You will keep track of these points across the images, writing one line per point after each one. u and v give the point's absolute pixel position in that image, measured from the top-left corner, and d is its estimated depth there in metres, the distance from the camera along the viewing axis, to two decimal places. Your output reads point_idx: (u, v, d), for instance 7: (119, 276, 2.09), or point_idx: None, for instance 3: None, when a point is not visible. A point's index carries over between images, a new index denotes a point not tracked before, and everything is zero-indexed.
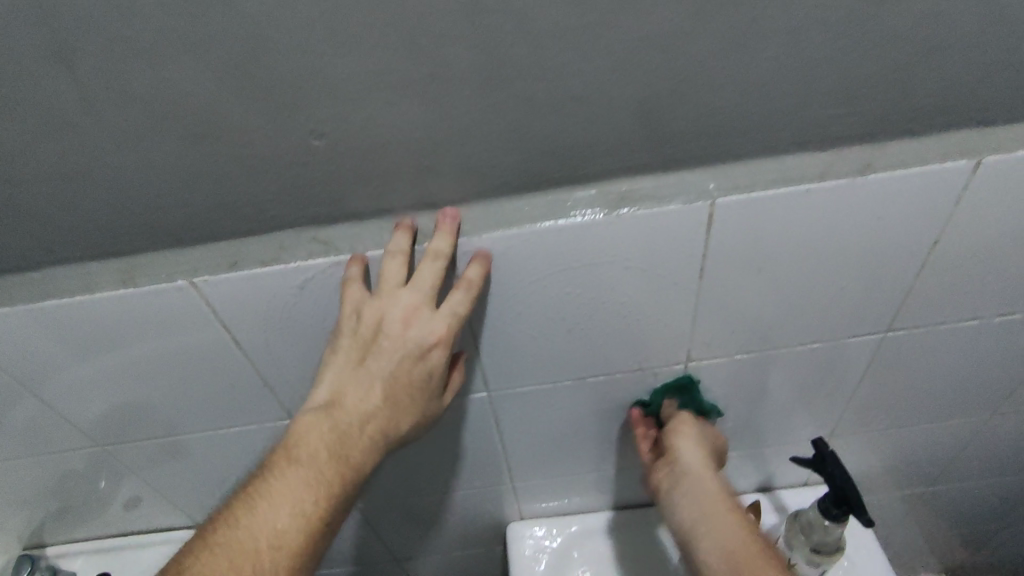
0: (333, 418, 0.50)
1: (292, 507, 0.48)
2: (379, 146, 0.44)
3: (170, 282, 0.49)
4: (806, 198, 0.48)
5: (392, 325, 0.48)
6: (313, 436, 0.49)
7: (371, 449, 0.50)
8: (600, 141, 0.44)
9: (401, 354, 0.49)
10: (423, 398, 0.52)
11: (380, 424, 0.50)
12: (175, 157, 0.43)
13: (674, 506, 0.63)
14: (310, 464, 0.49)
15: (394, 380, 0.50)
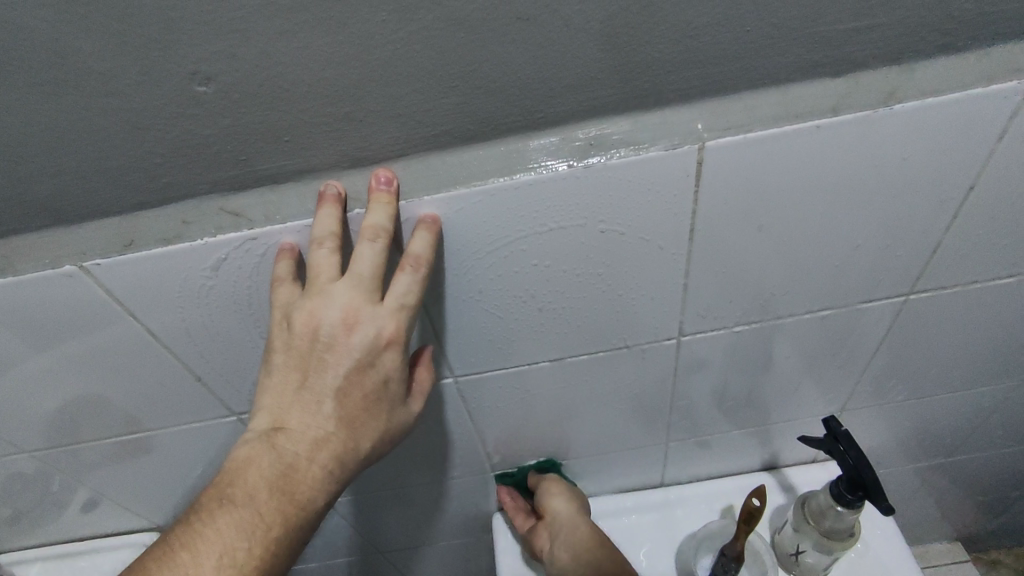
0: (276, 447, 0.42)
1: (224, 558, 0.39)
2: (294, 103, 0.36)
3: (56, 266, 0.42)
4: (814, 137, 0.39)
5: (334, 330, 0.40)
6: (252, 469, 0.41)
7: (324, 478, 0.42)
8: (560, 72, 0.36)
9: (347, 362, 0.41)
10: (383, 409, 0.44)
11: (332, 450, 0.42)
12: (53, 128, 0.35)
13: (554, 556, 0.65)
14: (248, 505, 0.41)
15: (344, 393, 0.42)
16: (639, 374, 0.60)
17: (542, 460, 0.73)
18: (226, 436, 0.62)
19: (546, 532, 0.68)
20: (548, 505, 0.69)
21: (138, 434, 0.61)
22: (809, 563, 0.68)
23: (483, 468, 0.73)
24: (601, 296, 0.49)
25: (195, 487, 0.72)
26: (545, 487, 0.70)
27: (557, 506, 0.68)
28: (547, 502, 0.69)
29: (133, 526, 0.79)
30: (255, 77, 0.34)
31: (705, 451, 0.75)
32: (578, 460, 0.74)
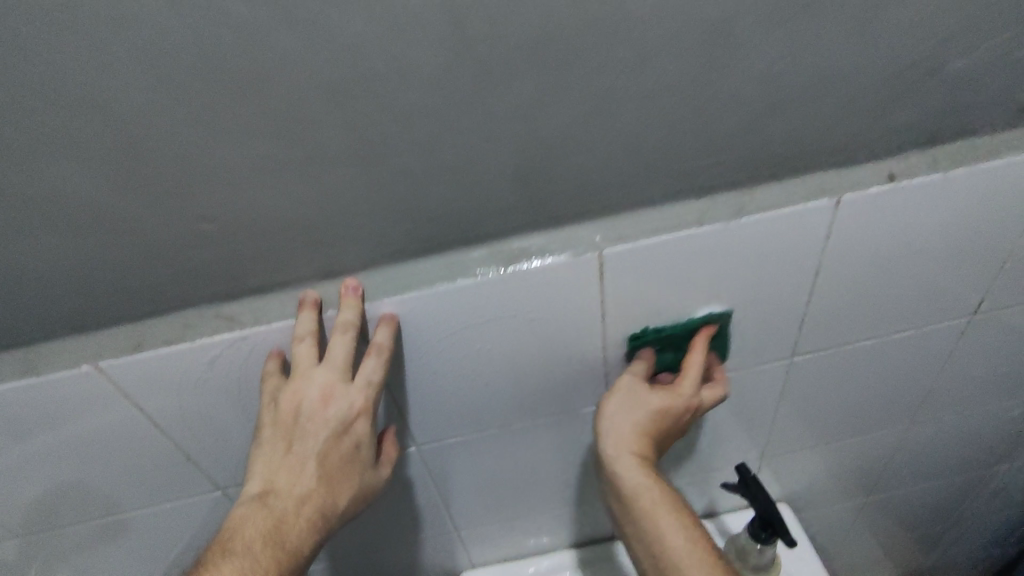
0: (268, 505, 0.49)
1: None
2: (278, 232, 0.46)
3: (74, 367, 0.50)
4: (684, 245, 0.50)
5: (316, 404, 0.49)
6: (249, 525, 0.49)
7: (310, 530, 0.50)
8: (485, 203, 0.47)
9: (325, 431, 0.49)
10: (357, 470, 0.52)
11: (316, 504, 0.50)
12: (84, 258, 0.44)
13: (620, 415, 0.57)
14: (246, 555, 0.48)
15: (324, 457, 0.50)
16: (578, 434, 0.68)
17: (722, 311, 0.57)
18: (209, 511, 0.68)
19: (635, 411, 0.57)
20: (660, 410, 0.56)
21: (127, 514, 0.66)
22: None
23: (446, 528, 0.80)
24: (536, 369, 0.59)
25: (173, 564, 0.76)
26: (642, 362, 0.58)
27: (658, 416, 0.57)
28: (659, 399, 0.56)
29: None
30: (249, 216, 0.44)
31: None
32: (534, 515, 0.81)
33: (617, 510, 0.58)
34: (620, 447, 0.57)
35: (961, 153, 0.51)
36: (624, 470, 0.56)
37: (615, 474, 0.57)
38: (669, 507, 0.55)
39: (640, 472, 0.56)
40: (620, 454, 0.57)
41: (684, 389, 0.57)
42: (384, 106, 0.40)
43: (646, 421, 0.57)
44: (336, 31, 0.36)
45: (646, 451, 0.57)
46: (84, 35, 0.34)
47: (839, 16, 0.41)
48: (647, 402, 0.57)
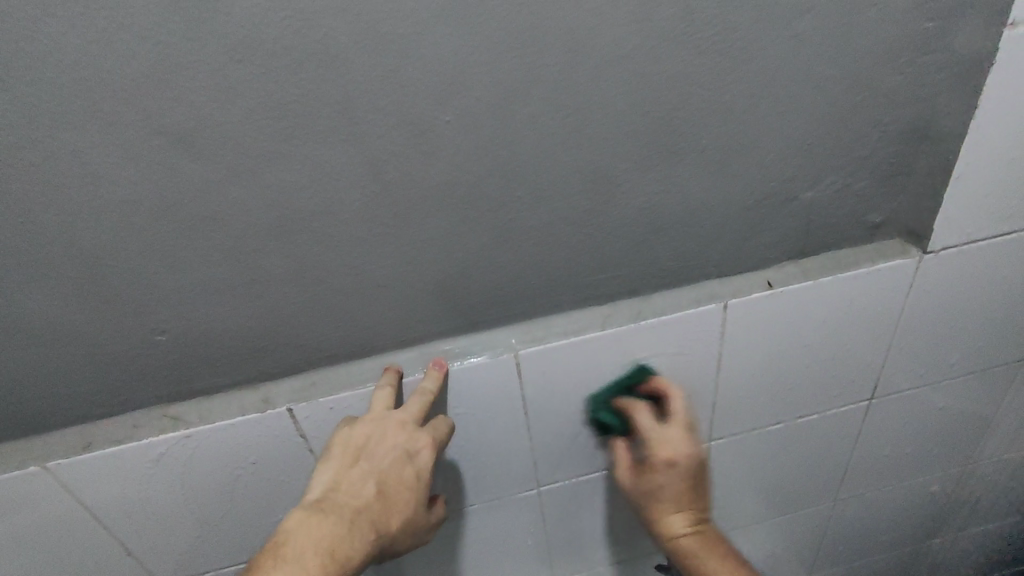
0: (324, 513, 0.48)
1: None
2: (221, 340, 0.51)
3: (24, 468, 0.53)
4: (593, 345, 0.57)
5: (408, 434, 0.52)
6: (301, 532, 0.47)
7: (361, 546, 0.48)
8: (411, 313, 0.53)
9: (394, 456, 0.52)
10: (409, 502, 0.53)
11: (371, 519, 0.50)
12: (40, 365, 0.49)
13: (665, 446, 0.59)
14: (297, 561, 0.45)
15: (382, 480, 0.51)
16: (514, 519, 0.72)
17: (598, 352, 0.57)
18: None
19: (667, 471, 0.60)
20: (675, 460, 0.59)
21: None
22: None
23: None
24: (467, 456, 0.63)
25: None
26: (672, 395, 0.59)
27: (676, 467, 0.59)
28: (659, 440, 0.59)
29: None
30: (196, 327, 0.50)
31: None
32: None
33: (682, 560, 0.62)
34: (668, 506, 0.61)
35: (828, 262, 0.59)
36: (678, 531, 0.62)
37: (668, 533, 0.62)
38: (725, 557, 0.61)
39: (690, 531, 0.62)
40: (666, 516, 0.62)
41: (677, 434, 0.59)
42: (317, 236, 0.47)
43: (682, 467, 0.60)
44: (275, 179, 0.44)
45: (688, 508, 0.62)
46: (57, 185, 0.41)
47: (699, 160, 0.50)
48: (665, 437, 0.59)
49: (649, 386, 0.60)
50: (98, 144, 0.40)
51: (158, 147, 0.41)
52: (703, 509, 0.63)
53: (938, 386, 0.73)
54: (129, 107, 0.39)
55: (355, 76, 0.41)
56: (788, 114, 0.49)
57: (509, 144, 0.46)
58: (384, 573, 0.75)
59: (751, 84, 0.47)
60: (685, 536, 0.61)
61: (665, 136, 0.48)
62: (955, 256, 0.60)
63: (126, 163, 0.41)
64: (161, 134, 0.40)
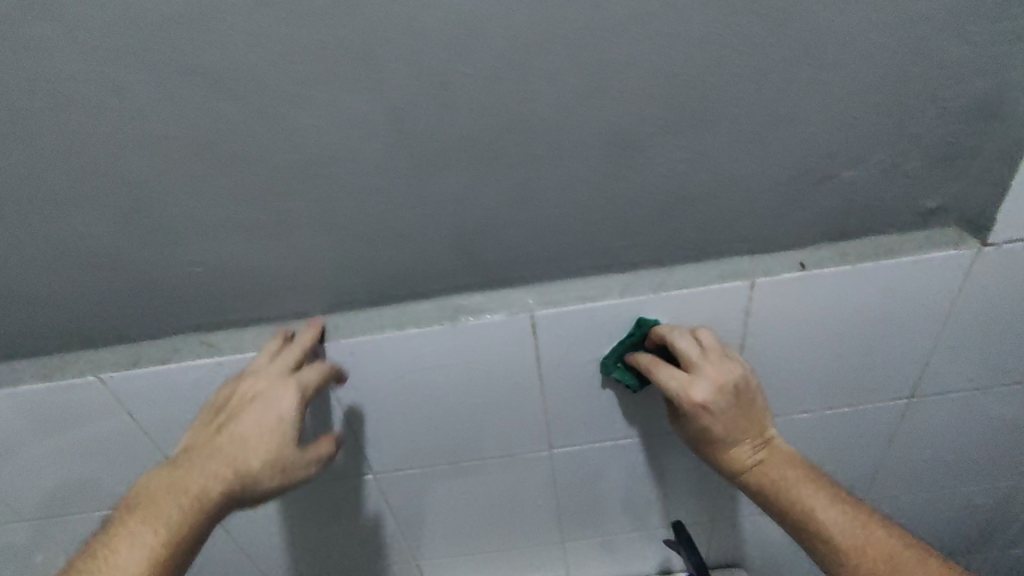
0: (178, 456, 0.51)
1: (133, 544, 0.46)
2: (251, 275, 0.54)
3: (83, 376, 0.58)
4: (610, 311, 0.57)
5: (270, 383, 0.51)
6: (162, 472, 0.50)
7: (209, 483, 0.49)
8: (431, 265, 0.54)
9: (250, 402, 0.51)
10: (276, 442, 0.51)
11: (221, 461, 0.50)
12: (92, 284, 0.54)
13: (711, 364, 0.55)
14: (151, 499, 0.48)
15: (239, 426, 0.51)
16: (524, 477, 0.73)
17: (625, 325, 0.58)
18: None
19: (721, 399, 0.55)
20: (709, 400, 0.55)
21: (116, 512, 0.74)
22: None
23: (405, 555, 0.84)
24: (479, 409, 0.65)
25: None
26: (678, 340, 0.56)
27: (722, 396, 0.55)
28: (683, 385, 0.55)
29: None
30: (230, 262, 0.53)
31: (599, 550, 0.87)
32: (488, 551, 0.85)
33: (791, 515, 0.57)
34: (737, 438, 0.57)
35: (870, 247, 0.56)
36: (740, 464, 0.58)
37: (739, 467, 0.58)
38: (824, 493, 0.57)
39: (757, 463, 0.58)
40: (737, 448, 0.58)
41: (715, 364, 0.55)
42: (341, 181, 0.49)
43: (727, 390, 0.55)
44: (303, 124, 0.46)
45: (752, 432, 0.57)
46: (108, 118, 0.45)
47: (731, 127, 0.48)
48: (715, 364, 0.55)
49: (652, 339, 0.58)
50: (142, 79, 0.43)
51: (197, 87, 0.43)
52: (765, 431, 0.58)
53: (992, 391, 0.68)
54: (170, 45, 0.41)
55: (380, 23, 0.41)
56: (831, 83, 0.46)
57: (530, 100, 0.45)
58: (401, 519, 0.78)
59: (793, 48, 0.44)
60: (753, 467, 0.58)
61: (695, 99, 0.46)
62: (1018, 250, 0.55)
63: (168, 100, 0.44)
64: (196, 73, 0.43)
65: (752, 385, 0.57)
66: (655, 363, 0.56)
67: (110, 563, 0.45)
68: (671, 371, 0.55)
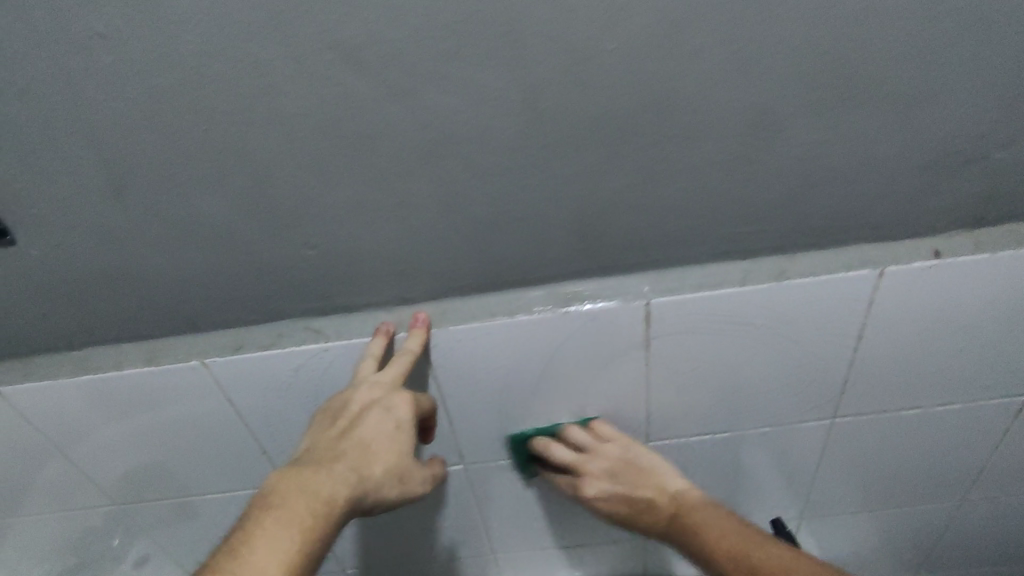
0: (304, 464, 0.49)
1: (272, 549, 0.43)
2: (363, 260, 0.53)
3: (187, 362, 0.58)
4: (727, 300, 0.55)
5: (388, 390, 0.52)
6: (287, 479, 0.47)
7: (343, 488, 0.48)
8: (546, 251, 0.53)
9: (372, 409, 0.52)
10: (394, 450, 0.52)
11: (351, 465, 0.50)
12: (204, 268, 0.53)
13: (585, 442, 0.63)
14: (285, 505, 0.45)
15: (364, 435, 0.51)
16: None
17: (741, 316, 0.56)
18: None
19: (606, 479, 0.63)
20: (650, 475, 0.62)
21: (206, 494, 0.75)
22: None
23: (483, 547, 0.83)
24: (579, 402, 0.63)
25: None
26: (601, 429, 0.64)
27: (656, 468, 0.62)
28: (605, 463, 0.63)
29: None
30: (343, 246, 0.52)
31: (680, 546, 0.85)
32: (567, 545, 0.84)
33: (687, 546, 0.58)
34: (646, 484, 0.62)
35: (1009, 235, 0.53)
36: (653, 519, 0.62)
37: (653, 521, 0.62)
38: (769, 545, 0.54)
39: (668, 512, 0.60)
40: (631, 495, 0.63)
41: (596, 459, 0.62)
42: (466, 164, 0.47)
43: (604, 474, 0.63)
44: (434, 100, 0.44)
45: (636, 479, 0.62)
46: (238, 96, 0.43)
47: (879, 106, 0.45)
48: (593, 454, 0.62)
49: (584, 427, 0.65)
50: (277, 56, 0.42)
51: (329, 62, 0.42)
52: (659, 479, 0.62)
53: None
54: (308, 20, 0.40)
55: None
56: (995, 59, 0.43)
57: (672, 76, 0.43)
58: (483, 512, 0.77)
59: (959, 21, 0.41)
60: (662, 513, 0.61)
61: (845, 74, 0.43)
62: None
63: (300, 78, 0.43)
64: (331, 49, 0.41)
65: (632, 452, 0.63)
66: (548, 444, 0.64)
67: (254, 567, 0.41)
68: (563, 449, 0.63)
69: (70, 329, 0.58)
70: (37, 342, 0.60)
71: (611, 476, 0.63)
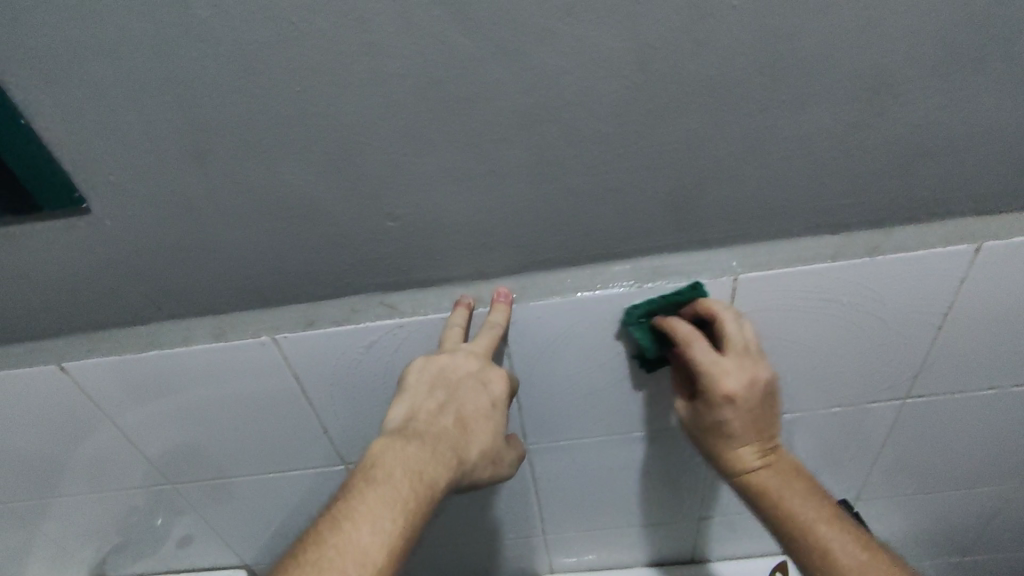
0: (405, 438, 0.50)
1: (375, 527, 0.45)
2: (447, 231, 0.51)
3: (255, 337, 0.57)
4: (818, 276, 0.53)
5: (484, 365, 0.52)
6: (389, 453, 0.49)
7: (443, 470, 0.49)
8: (636, 224, 0.51)
9: (469, 384, 0.52)
10: (486, 431, 0.53)
11: (451, 446, 0.51)
12: (282, 238, 0.51)
13: (729, 326, 0.52)
14: (388, 482, 0.47)
15: (461, 411, 0.52)
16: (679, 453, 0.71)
17: (829, 293, 0.55)
18: (328, 481, 0.75)
19: (738, 411, 0.52)
20: (737, 393, 0.51)
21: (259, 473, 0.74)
22: None
23: (534, 529, 0.82)
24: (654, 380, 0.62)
25: (282, 525, 0.83)
26: (680, 326, 0.52)
27: (751, 389, 0.51)
28: (714, 368, 0.50)
29: (217, 559, 0.89)
30: (428, 218, 0.50)
31: (732, 529, 0.84)
32: (619, 529, 0.83)
33: (764, 513, 0.55)
34: (750, 440, 0.54)
35: None
36: (744, 463, 0.54)
37: (741, 466, 0.54)
38: (824, 514, 0.52)
39: (762, 465, 0.54)
40: (732, 449, 0.54)
41: (738, 358, 0.51)
42: (565, 131, 0.45)
43: (755, 386, 0.51)
44: (541, 62, 0.42)
45: (765, 436, 0.54)
46: (336, 56, 0.41)
47: (1000, 73, 0.43)
48: (737, 364, 0.51)
49: (694, 307, 0.53)
50: (381, 12, 0.39)
51: (436, 18, 0.40)
52: (774, 437, 0.55)
53: None
54: None
55: None
56: None
57: (791, 39, 0.41)
58: (541, 494, 0.76)
59: None
60: (755, 470, 0.54)
61: (970, 39, 0.42)
62: None
63: (404, 36, 0.41)
64: (440, 4, 0.39)
65: (771, 387, 0.52)
66: (689, 334, 0.52)
67: (355, 542, 0.44)
68: (706, 350, 0.51)
69: (135, 303, 0.56)
70: (99, 316, 0.58)
71: (762, 419, 0.53)
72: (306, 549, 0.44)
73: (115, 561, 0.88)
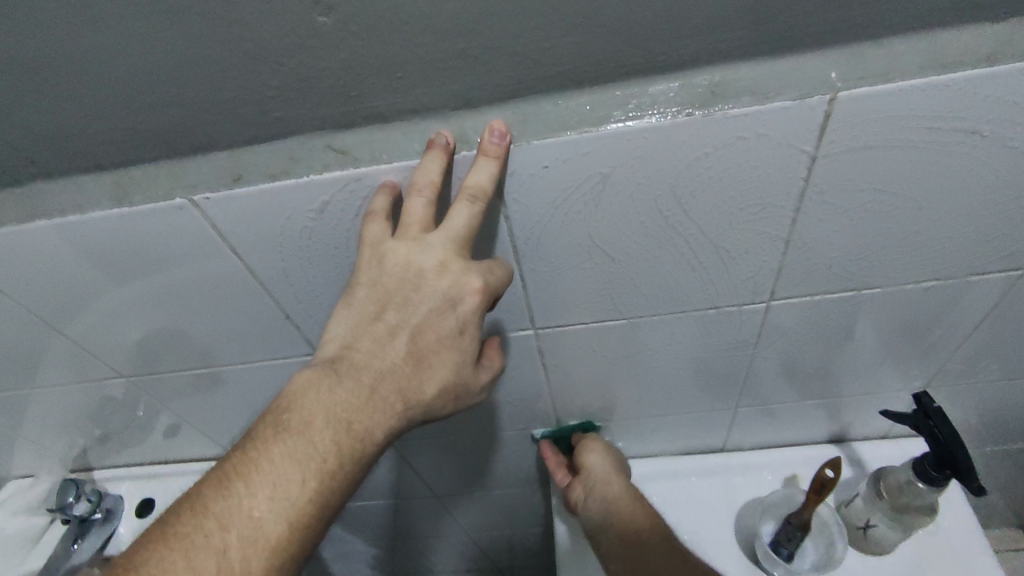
0: (335, 377, 0.43)
1: (274, 491, 0.40)
2: (408, 35, 0.35)
3: (167, 199, 0.43)
4: (955, 92, 0.37)
5: (457, 275, 0.42)
6: (311, 396, 0.43)
7: (382, 416, 0.43)
8: (689, 13, 0.34)
9: (434, 305, 0.42)
10: (449, 363, 0.44)
11: (397, 384, 0.43)
12: (168, 52, 0.35)
13: (474, 180, 0.39)
14: (304, 432, 0.42)
15: (418, 340, 0.43)
16: (719, 334, 0.58)
17: (965, 118, 0.38)
18: None
19: (429, 327, 0.43)
20: (446, 258, 0.41)
21: (225, 363, 0.64)
22: (880, 536, 0.66)
23: (546, 420, 0.73)
24: (698, 247, 0.48)
25: None
26: (433, 155, 0.39)
27: (456, 262, 0.41)
28: (406, 251, 0.41)
29: (205, 448, 0.83)
30: (377, 11, 0.33)
31: (773, 417, 0.74)
32: (642, 418, 0.73)
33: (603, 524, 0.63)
34: (615, 480, 0.65)
35: None
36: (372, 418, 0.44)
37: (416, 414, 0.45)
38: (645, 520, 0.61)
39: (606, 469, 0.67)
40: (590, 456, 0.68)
41: (462, 218, 0.40)
42: None
43: (471, 294, 0.42)
44: None
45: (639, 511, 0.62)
46: None
47: None
48: (438, 238, 0.41)
49: (436, 145, 0.39)
50: None
51: None
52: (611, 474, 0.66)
53: None
54: None
55: None
56: None
57: None
58: (553, 384, 0.66)
59: None
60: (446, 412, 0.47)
61: None
62: None
63: None
64: None
65: (484, 289, 0.43)
66: (419, 181, 0.39)
67: (250, 508, 0.40)
68: (437, 174, 0.39)
69: (5, 156, 0.42)
70: None
71: (459, 295, 0.42)
72: (190, 514, 0.40)
73: (96, 452, 0.82)
